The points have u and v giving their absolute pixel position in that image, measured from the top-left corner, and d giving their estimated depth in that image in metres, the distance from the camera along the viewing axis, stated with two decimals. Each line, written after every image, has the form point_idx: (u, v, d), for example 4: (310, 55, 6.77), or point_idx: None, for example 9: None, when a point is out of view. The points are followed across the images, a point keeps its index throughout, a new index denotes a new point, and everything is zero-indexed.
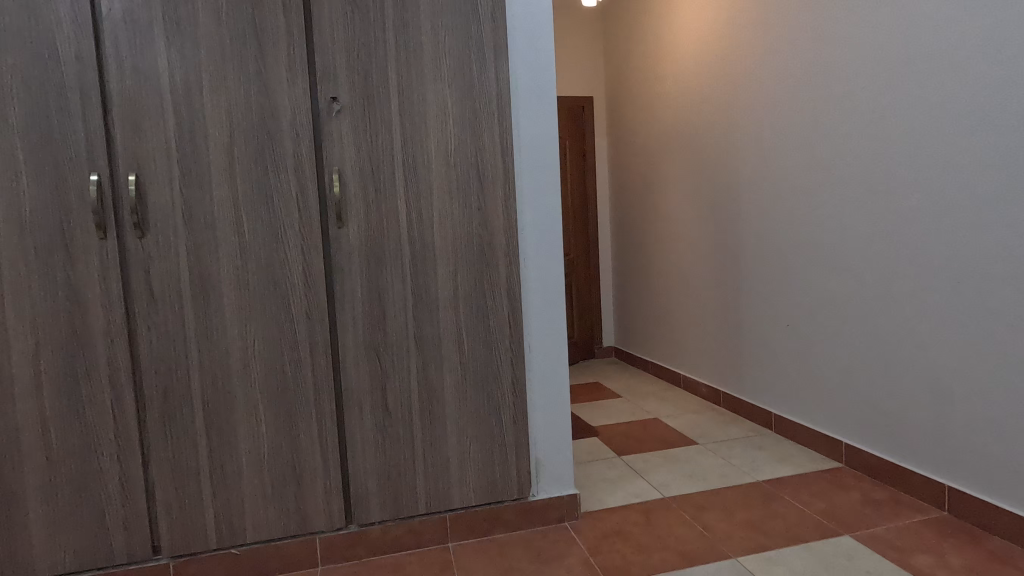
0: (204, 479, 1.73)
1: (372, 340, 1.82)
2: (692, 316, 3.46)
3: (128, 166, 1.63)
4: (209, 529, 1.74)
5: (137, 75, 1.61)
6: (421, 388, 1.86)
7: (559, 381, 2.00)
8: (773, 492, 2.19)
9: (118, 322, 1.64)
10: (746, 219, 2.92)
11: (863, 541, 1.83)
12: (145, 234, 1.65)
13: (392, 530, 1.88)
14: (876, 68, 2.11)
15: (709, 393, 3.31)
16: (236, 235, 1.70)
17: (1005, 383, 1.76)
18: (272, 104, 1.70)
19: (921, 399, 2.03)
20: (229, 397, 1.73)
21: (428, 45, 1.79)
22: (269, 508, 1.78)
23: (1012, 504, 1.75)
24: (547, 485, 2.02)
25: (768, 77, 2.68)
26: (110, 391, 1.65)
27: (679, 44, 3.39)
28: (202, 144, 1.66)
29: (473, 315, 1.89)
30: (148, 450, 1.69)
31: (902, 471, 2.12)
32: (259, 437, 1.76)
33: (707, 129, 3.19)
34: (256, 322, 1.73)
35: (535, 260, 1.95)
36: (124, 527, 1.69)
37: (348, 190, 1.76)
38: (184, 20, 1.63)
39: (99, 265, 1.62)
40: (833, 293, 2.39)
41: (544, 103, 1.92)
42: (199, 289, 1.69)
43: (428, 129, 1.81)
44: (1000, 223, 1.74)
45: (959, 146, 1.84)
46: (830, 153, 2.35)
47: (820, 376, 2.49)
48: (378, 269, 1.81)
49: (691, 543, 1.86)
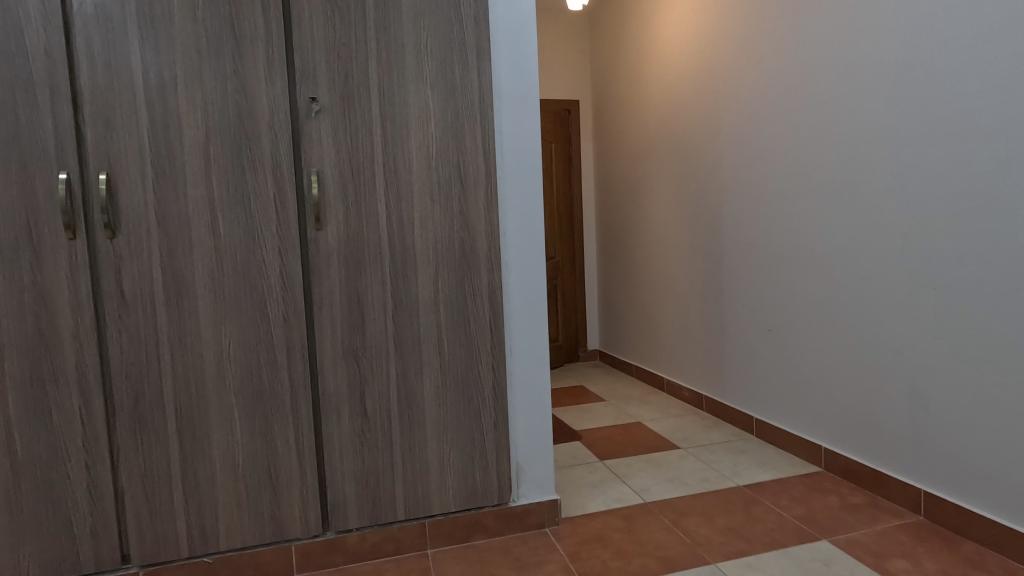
0: (176, 484, 1.69)
1: (350, 344, 1.79)
2: (675, 319, 3.46)
3: (98, 164, 1.58)
4: (181, 537, 1.70)
5: (109, 72, 1.57)
6: (400, 394, 1.84)
7: (539, 387, 1.98)
8: (754, 497, 2.18)
9: (88, 324, 1.60)
10: (728, 223, 2.92)
11: (841, 546, 1.82)
12: (116, 234, 1.61)
13: (370, 538, 1.85)
14: (857, 72, 2.11)
15: (691, 397, 3.31)
16: (211, 236, 1.67)
17: (982, 389, 1.76)
18: (248, 102, 1.66)
19: (899, 405, 2.03)
20: (202, 402, 1.69)
21: (410, 46, 1.77)
22: (243, 516, 1.74)
23: (984, 507, 1.77)
24: (528, 490, 2.00)
25: (751, 82, 2.68)
26: (79, 396, 1.60)
27: (664, 49, 3.39)
28: (176, 142, 1.63)
29: (454, 318, 1.87)
30: (117, 456, 1.65)
31: (880, 475, 2.12)
32: (233, 442, 1.72)
33: (691, 133, 3.18)
34: (231, 325, 1.70)
35: (516, 264, 1.93)
36: (92, 535, 1.64)
37: (327, 191, 1.73)
38: (158, 17, 1.59)
39: (68, 266, 1.58)
40: (813, 298, 2.39)
41: (527, 106, 1.90)
42: (172, 291, 1.65)
43: (409, 132, 1.79)
44: (977, 232, 1.74)
45: (938, 153, 1.84)
46: (812, 159, 2.36)
47: (800, 382, 2.49)
48: (358, 273, 1.78)
49: (670, 548, 1.85)
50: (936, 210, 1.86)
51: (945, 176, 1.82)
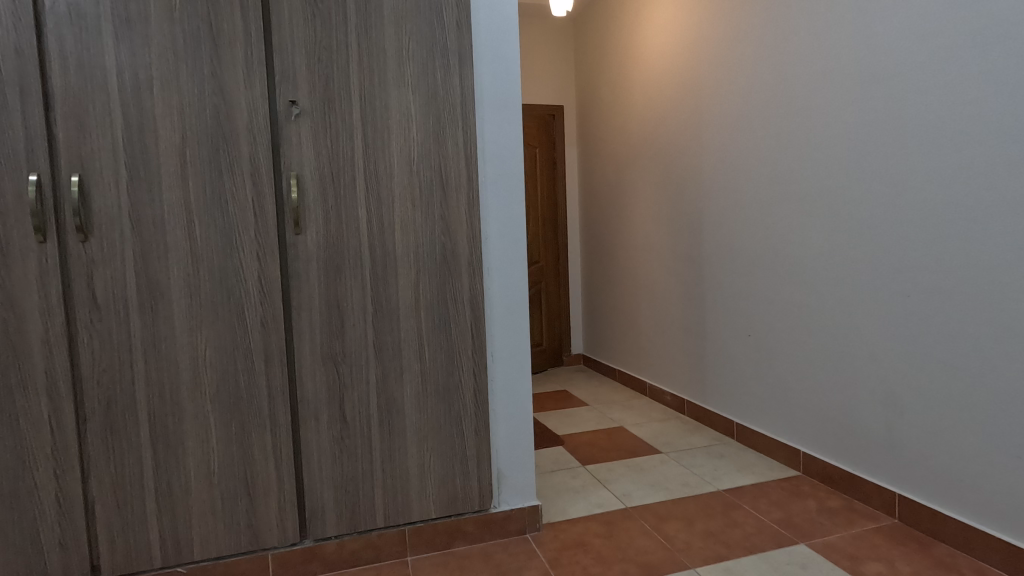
0: (149, 492, 1.65)
1: (329, 349, 1.77)
2: (657, 324, 3.48)
3: (71, 166, 1.55)
4: (153, 546, 1.67)
5: (82, 71, 1.54)
6: (380, 399, 1.82)
7: (520, 392, 1.97)
8: (734, 502, 2.20)
9: (58, 329, 1.56)
10: (708, 228, 2.95)
11: (817, 549, 1.84)
12: (88, 237, 1.57)
13: (349, 545, 1.83)
14: (835, 82, 2.15)
15: (673, 401, 3.33)
16: (188, 241, 1.64)
17: (953, 394, 1.79)
18: (226, 105, 1.64)
19: (874, 409, 2.06)
20: (176, 409, 1.66)
21: (391, 49, 1.76)
22: (218, 524, 1.71)
23: (956, 510, 1.80)
24: (509, 497, 1.99)
25: (732, 89, 2.71)
26: (48, 403, 1.56)
27: (647, 56, 3.42)
28: (151, 145, 1.60)
29: (435, 323, 1.86)
30: (88, 465, 1.61)
31: (857, 479, 2.15)
32: (209, 449, 1.69)
33: (674, 139, 3.20)
34: (207, 329, 1.67)
35: (498, 269, 1.93)
36: (60, 546, 1.60)
37: (307, 195, 1.72)
38: (134, 16, 1.57)
39: (37, 269, 1.54)
40: (791, 304, 2.43)
41: (509, 112, 1.91)
42: (147, 296, 1.62)
43: (391, 136, 1.78)
44: (948, 240, 1.78)
45: (909, 163, 1.88)
46: (789, 166, 2.39)
47: (778, 387, 2.52)
48: (337, 277, 1.76)
49: (650, 553, 1.85)
50: (908, 219, 1.90)
51: (917, 186, 1.86)
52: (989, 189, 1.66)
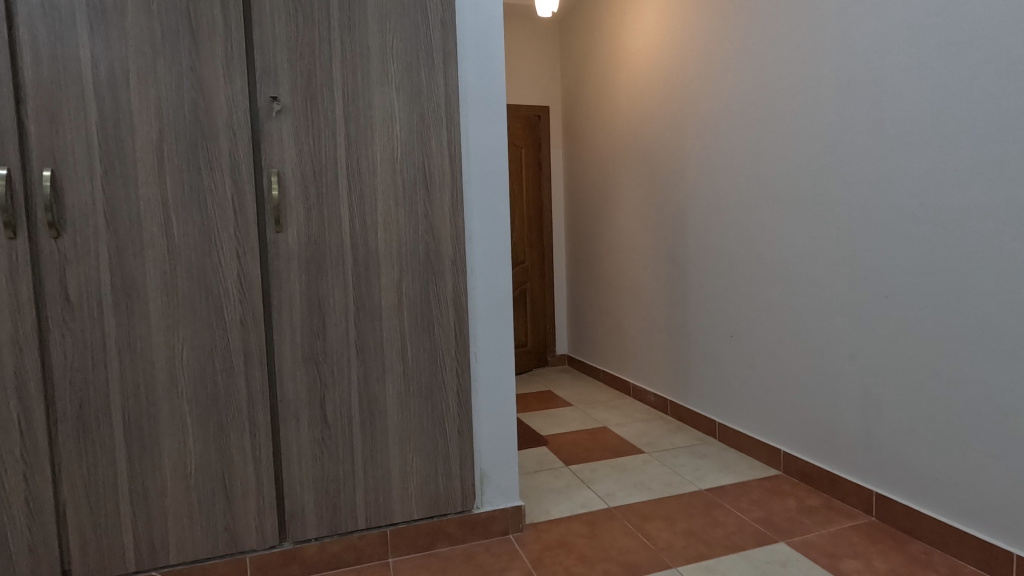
0: (123, 495, 1.62)
1: (310, 349, 1.74)
2: (640, 324, 3.50)
3: (43, 161, 1.51)
4: (128, 550, 1.63)
5: (55, 63, 1.50)
6: (362, 399, 1.80)
7: (503, 392, 1.97)
8: (715, 501, 2.22)
9: (28, 327, 1.52)
10: (691, 229, 2.97)
11: (797, 548, 1.86)
12: (61, 233, 1.54)
13: (329, 547, 1.80)
14: (815, 88, 2.18)
15: (657, 401, 3.34)
16: (165, 237, 1.61)
17: (929, 394, 1.83)
18: (206, 100, 1.61)
19: (853, 409, 2.09)
20: (152, 409, 1.62)
21: (375, 47, 1.75)
22: (195, 527, 1.68)
23: (932, 508, 1.83)
24: (492, 497, 1.99)
25: (714, 92, 2.73)
26: (18, 404, 1.52)
27: (632, 58, 3.43)
28: (127, 139, 1.57)
29: (418, 323, 1.85)
30: (60, 467, 1.57)
31: (836, 478, 2.17)
32: (185, 449, 1.66)
33: (658, 141, 3.22)
34: (184, 329, 1.64)
35: (482, 269, 1.92)
36: (29, 550, 1.55)
37: (288, 193, 1.70)
38: (110, 8, 1.53)
39: (7, 266, 1.50)
40: (772, 305, 2.45)
41: (494, 111, 1.90)
42: (122, 295, 1.59)
43: (374, 134, 1.76)
44: (923, 243, 1.82)
45: (888, 167, 1.92)
46: (771, 168, 2.42)
47: (760, 387, 2.55)
48: (319, 276, 1.74)
49: (632, 553, 1.86)
50: (886, 222, 1.93)
51: (895, 190, 1.90)
52: (967, 193, 1.69)
